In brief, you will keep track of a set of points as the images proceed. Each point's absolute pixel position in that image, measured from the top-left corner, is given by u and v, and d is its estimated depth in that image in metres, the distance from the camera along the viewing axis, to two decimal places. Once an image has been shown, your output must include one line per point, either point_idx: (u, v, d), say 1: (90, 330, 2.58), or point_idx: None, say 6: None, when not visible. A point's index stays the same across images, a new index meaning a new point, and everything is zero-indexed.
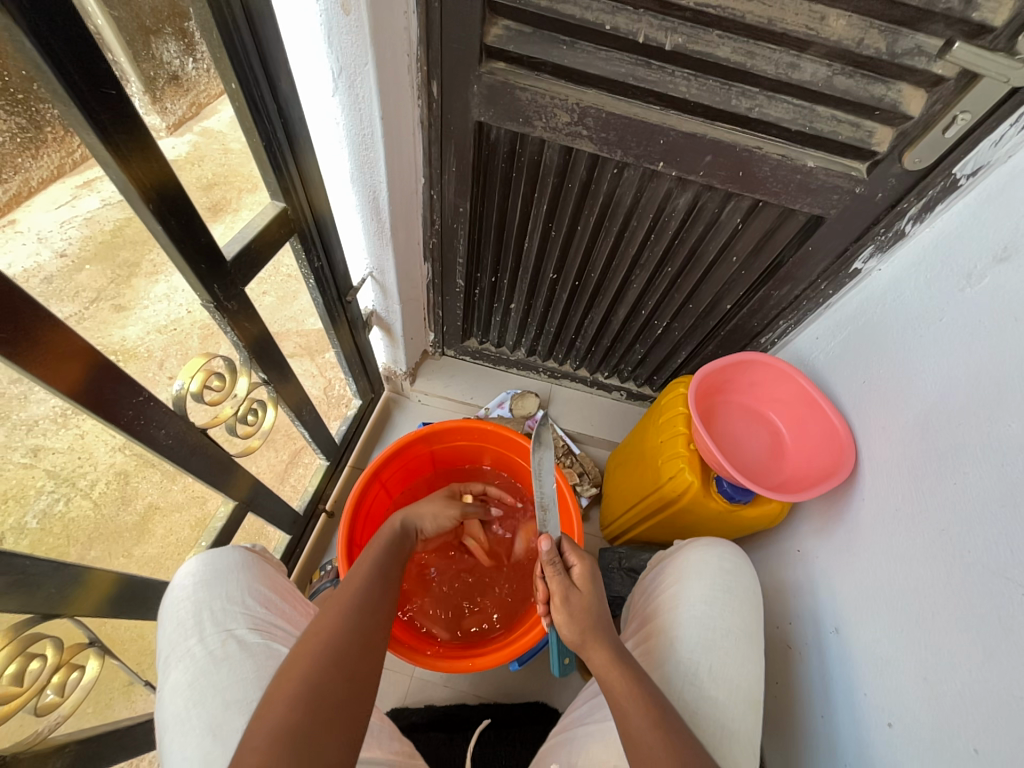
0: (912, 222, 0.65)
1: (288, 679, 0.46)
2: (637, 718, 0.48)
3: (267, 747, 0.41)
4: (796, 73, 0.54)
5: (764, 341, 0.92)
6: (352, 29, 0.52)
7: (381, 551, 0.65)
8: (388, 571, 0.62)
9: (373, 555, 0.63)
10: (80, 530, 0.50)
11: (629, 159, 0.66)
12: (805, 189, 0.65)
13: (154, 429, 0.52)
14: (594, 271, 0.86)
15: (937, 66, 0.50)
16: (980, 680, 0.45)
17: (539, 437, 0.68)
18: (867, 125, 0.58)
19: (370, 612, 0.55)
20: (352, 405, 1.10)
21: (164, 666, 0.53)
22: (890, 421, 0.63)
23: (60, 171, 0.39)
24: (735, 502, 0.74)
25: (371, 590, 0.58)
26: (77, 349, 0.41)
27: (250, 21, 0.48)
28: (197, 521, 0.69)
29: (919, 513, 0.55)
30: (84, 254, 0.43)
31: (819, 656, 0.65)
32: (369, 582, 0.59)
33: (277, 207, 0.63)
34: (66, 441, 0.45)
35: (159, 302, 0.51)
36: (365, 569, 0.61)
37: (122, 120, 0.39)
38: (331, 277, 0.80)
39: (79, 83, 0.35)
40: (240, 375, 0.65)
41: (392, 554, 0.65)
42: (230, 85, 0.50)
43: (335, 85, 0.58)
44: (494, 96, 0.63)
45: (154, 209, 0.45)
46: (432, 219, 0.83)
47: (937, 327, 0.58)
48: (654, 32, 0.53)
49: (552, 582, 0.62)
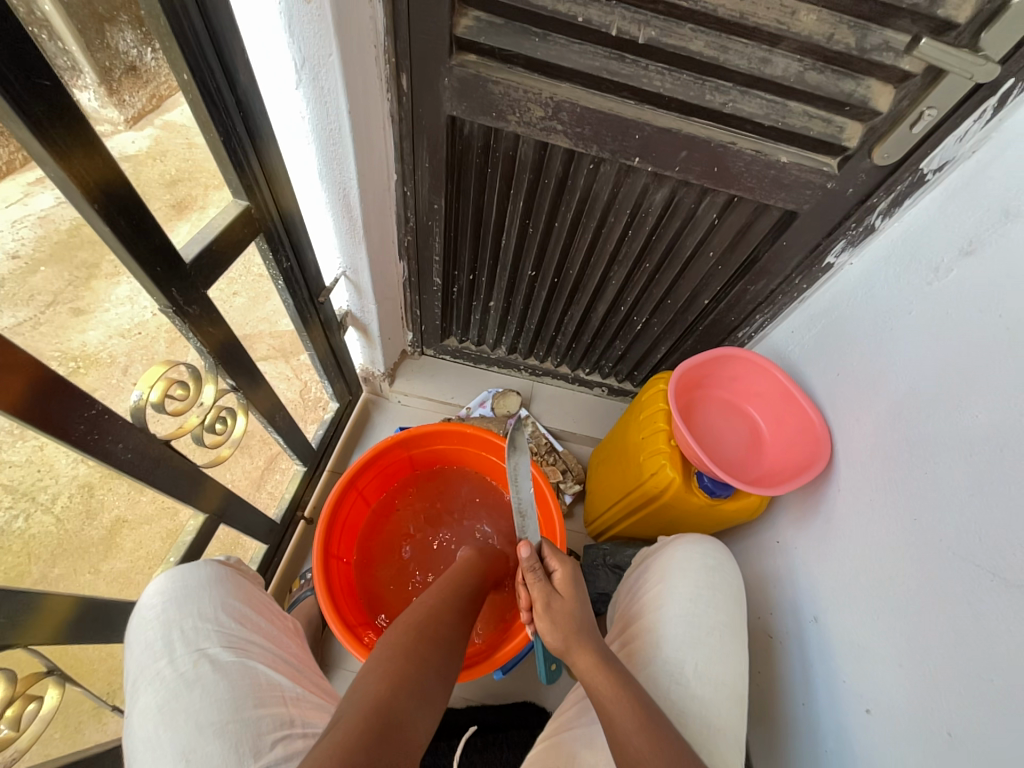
0: (882, 216, 0.66)
1: (389, 657, 0.50)
2: (624, 723, 0.48)
3: (372, 700, 0.45)
4: (769, 67, 0.54)
5: (741, 335, 0.93)
6: (314, 18, 0.50)
7: (465, 571, 0.68)
8: (473, 594, 0.65)
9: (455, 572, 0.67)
10: (42, 547, 0.47)
11: (604, 154, 0.65)
12: (779, 184, 0.65)
13: (111, 442, 0.49)
14: (573, 268, 0.86)
15: (905, 62, 0.51)
16: (953, 665, 0.46)
17: (513, 441, 0.67)
18: (838, 120, 0.58)
19: (453, 625, 0.58)
20: (329, 408, 1.07)
21: (131, 691, 0.50)
22: (863, 412, 0.64)
23: (10, 168, 0.36)
24: (716, 496, 0.75)
25: (455, 604, 0.61)
26: (17, 361, 0.38)
27: (202, 9, 0.45)
28: (167, 534, 0.66)
29: (892, 503, 0.56)
30: (40, 254, 0.40)
31: (799, 647, 0.66)
32: (453, 597, 0.62)
33: (240, 205, 0.60)
34: (24, 453, 0.43)
35: (121, 304, 0.49)
36: (450, 586, 0.64)
37: (59, 113, 0.36)
38: (301, 277, 0.77)
39: (8, 71, 0.32)
40: (207, 382, 0.62)
41: (476, 574, 0.68)
42: (181, 76, 0.47)
43: (298, 78, 0.56)
44: (465, 89, 0.61)
45: (100, 210, 0.42)
46: (407, 216, 0.81)
47: (907, 320, 0.59)
48: (627, 25, 0.52)
49: (533, 588, 0.61)
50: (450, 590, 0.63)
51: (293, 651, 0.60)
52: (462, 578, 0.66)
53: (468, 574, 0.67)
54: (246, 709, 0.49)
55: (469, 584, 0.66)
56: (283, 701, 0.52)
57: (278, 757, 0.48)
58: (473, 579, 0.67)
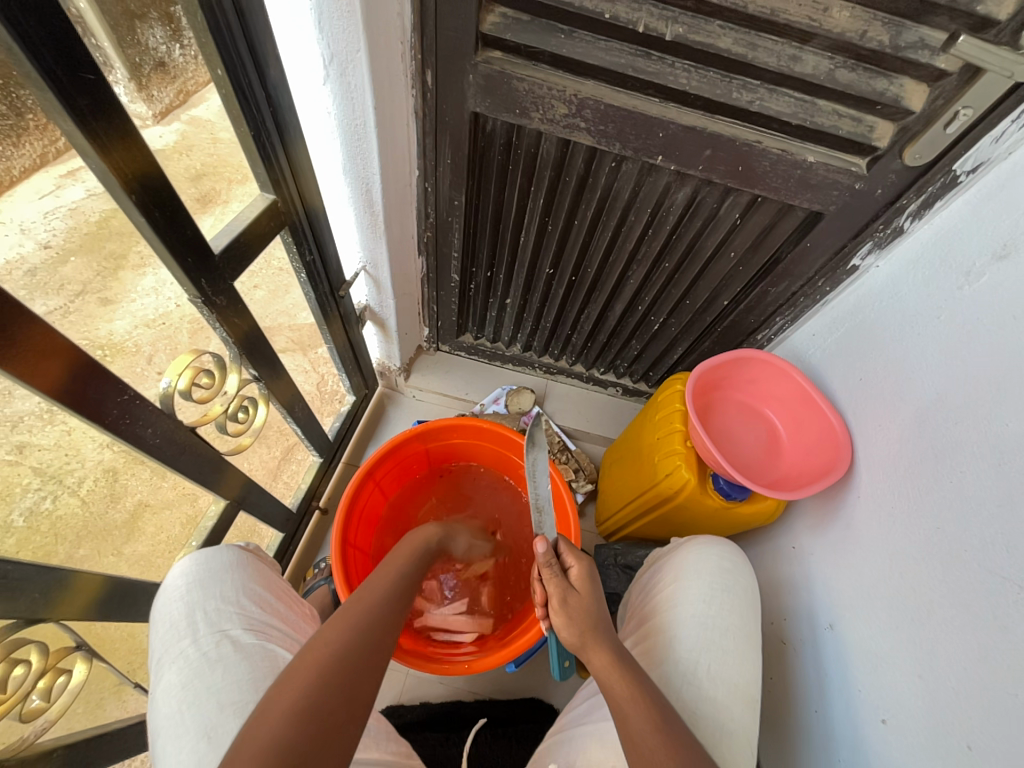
0: (911, 218, 0.65)
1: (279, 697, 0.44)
2: (638, 721, 0.48)
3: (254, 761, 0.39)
4: (798, 65, 0.53)
5: (761, 337, 0.92)
6: (343, 14, 0.51)
7: (381, 599, 0.57)
8: (403, 594, 0.60)
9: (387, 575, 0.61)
10: (68, 527, 0.48)
11: (627, 153, 0.65)
12: (805, 184, 0.64)
13: (140, 428, 0.51)
14: (591, 267, 0.86)
15: (941, 60, 0.50)
16: (976, 680, 0.45)
17: (532, 438, 0.67)
18: (868, 119, 0.57)
19: (352, 672, 0.48)
20: (346, 401, 1.09)
21: (156, 668, 0.51)
22: (887, 418, 0.63)
23: (44, 160, 0.37)
24: (731, 499, 0.74)
25: (358, 646, 0.50)
26: (56, 346, 0.39)
27: (238, 5, 0.46)
28: (188, 519, 0.67)
29: (915, 511, 0.55)
30: (70, 245, 0.41)
31: (814, 654, 0.66)
32: (363, 632, 0.52)
33: (266, 199, 0.61)
34: (54, 437, 0.44)
35: (147, 295, 0.50)
36: (355, 618, 0.53)
37: (101, 106, 0.38)
38: (323, 271, 0.78)
39: (56, 67, 0.34)
40: (232, 371, 0.64)
41: (393, 599, 0.58)
42: (216, 71, 0.48)
43: (325, 74, 0.57)
44: (490, 86, 0.61)
45: (136, 201, 0.43)
46: (427, 212, 0.82)
47: (936, 324, 0.58)
48: (655, 22, 0.52)
49: (549, 582, 0.61)
50: (355, 626, 0.53)
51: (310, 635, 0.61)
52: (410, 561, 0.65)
53: (385, 602, 0.57)
54: (266, 688, 0.50)
55: (384, 616, 0.56)
56: None
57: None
58: (390, 607, 0.57)
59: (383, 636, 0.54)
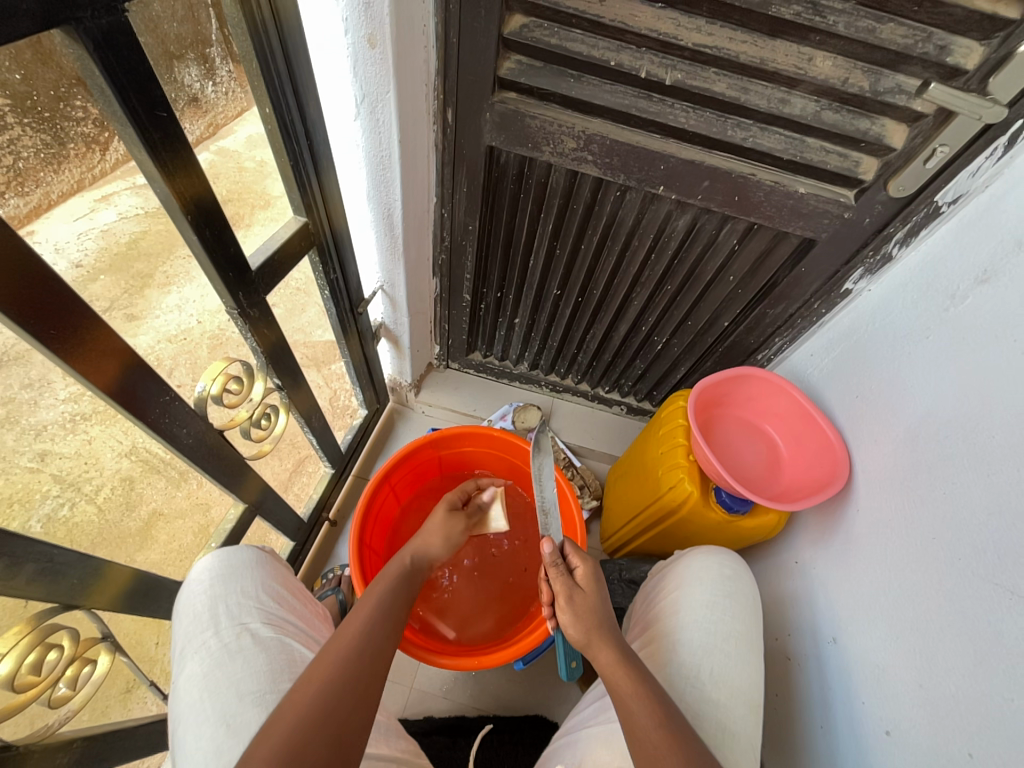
0: (899, 245, 0.69)
1: (276, 730, 0.43)
2: (643, 717, 0.49)
3: None
4: (787, 107, 0.58)
5: (761, 357, 0.95)
6: (376, 61, 0.57)
7: (369, 630, 0.55)
8: (392, 618, 0.58)
9: (376, 598, 0.59)
10: (83, 532, 0.50)
11: (631, 183, 0.70)
12: (797, 213, 0.68)
13: (177, 427, 0.54)
14: (596, 288, 0.90)
15: (917, 103, 0.55)
16: (973, 684, 0.46)
17: (538, 443, 0.71)
18: (854, 155, 0.62)
19: (343, 710, 0.46)
20: (358, 415, 1.12)
21: (179, 659, 0.53)
22: (882, 433, 0.65)
23: (80, 185, 0.40)
24: (734, 512, 0.76)
25: (342, 685, 0.48)
26: (115, 347, 0.43)
27: (286, 53, 0.53)
28: (200, 528, 0.70)
29: (912, 522, 0.57)
30: (99, 265, 0.43)
31: (818, 669, 0.66)
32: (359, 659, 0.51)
33: (297, 221, 0.66)
34: (74, 446, 0.45)
35: (170, 312, 0.52)
36: (342, 652, 0.51)
37: (170, 139, 0.43)
38: (344, 289, 0.83)
39: (136, 105, 0.39)
40: (257, 379, 0.68)
41: (382, 630, 0.56)
42: (264, 109, 0.54)
43: (357, 111, 0.63)
44: (505, 122, 0.67)
45: (191, 220, 0.48)
46: (442, 236, 0.87)
47: (926, 342, 0.61)
48: (655, 69, 0.58)
49: (556, 581, 0.64)
50: (339, 663, 0.50)
51: (322, 635, 0.63)
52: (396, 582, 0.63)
53: (367, 634, 0.54)
54: (283, 681, 0.52)
55: (367, 650, 0.53)
56: None
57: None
58: (373, 640, 0.54)
59: (370, 671, 0.51)
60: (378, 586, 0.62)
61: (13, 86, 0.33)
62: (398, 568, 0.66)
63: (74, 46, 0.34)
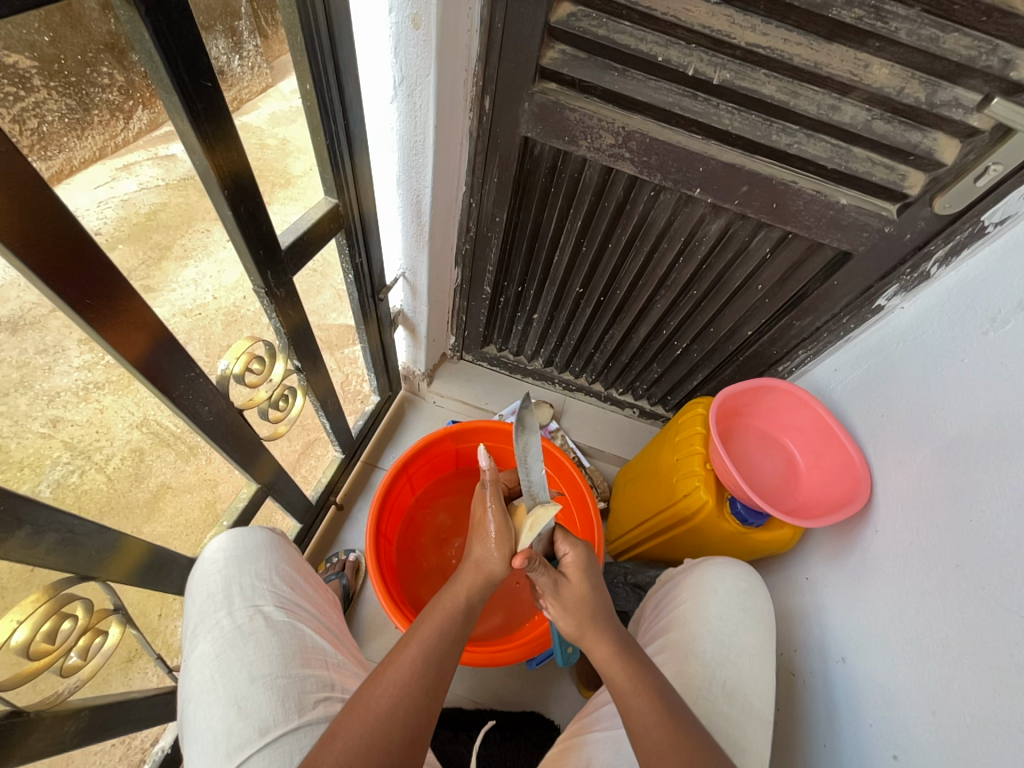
0: (938, 264, 0.67)
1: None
2: (643, 709, 0.50)
3: None
4: (837, 114, 0.56)
5: (781, 369, 0.94)
6: (418, 41, 0.56)
7: (417, 676, 0.49)
8: (445, 662, 0.52)
9: (424, 642, 0.52)
10: (92, 500, 0.49)
11: (667, 183, 0.69)
12: (837, 224, 0.67)
13: (198, 404, 0.54)
14: (620, 287, 0.88)
15: (974, 118, 0.53)
16: (989, 717, 0.45)
17: (520, 420, 0.57)
18: (901, 168, 0.60)
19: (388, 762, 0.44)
20: (370, 401, 1.11)
21: (192, 637, 0.53)
22: (908, 455, 0.64)
23: (103, 152, 0.38)
24: (747, 525, 0.75)
25: (393, 735, 0.45)
26: (145, 320, 0.43)
27: (330, 25, 0.51)
28: (207, 503, 0.69)
29: (934, 551, 0.56)
30: (118, 233, 0.41)
31: (824, 686, 0.66)
32: (409, 708, 0.47)
33: (328, 203, 0.66)
34: (86, 414, 0.44)
35: (187, 285, 0.49)
36: (390, 696, 0.47)
37: (213, 112, 0.42)
38: (368, 273, 0.82)
39: (183, 73, 0.38)
40: (279, 359, 0.68)
41: (433, 670, 0.50)
42: (306, 85, 0.54)
43: (395, 93, 0.63)
44: (543, 114, 0.65)
45: (227, 195, 0.47)
46: (468, 226, 0.86)
47: (958, 367, 0.60)
48: (704, 67, 0.56)
49: (540, 579, 0.59)
50: (390, 710, 0.46)
51: (334, 621, 0.63)
52: (452, 619, 0.55)
53: (416, 680, 0.49)
54: (295, 666, 0.52)
55: (417, 696, 0.48)
56: (325, 665, 0.55)
57: (320, 716, 0.50)
58: (421, 691, 0.48)
59: (410, 731, 0.46)
60: (433, 624, 0.54)
61: (41, 47, 0.32)
62: (459, 606, 0.56)
63: (126, 7, 0.34)
